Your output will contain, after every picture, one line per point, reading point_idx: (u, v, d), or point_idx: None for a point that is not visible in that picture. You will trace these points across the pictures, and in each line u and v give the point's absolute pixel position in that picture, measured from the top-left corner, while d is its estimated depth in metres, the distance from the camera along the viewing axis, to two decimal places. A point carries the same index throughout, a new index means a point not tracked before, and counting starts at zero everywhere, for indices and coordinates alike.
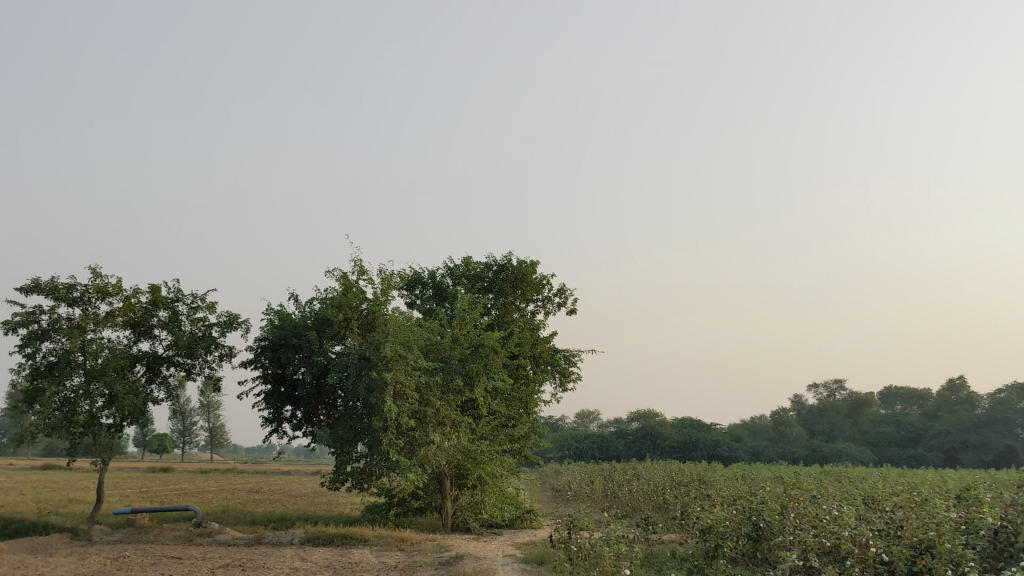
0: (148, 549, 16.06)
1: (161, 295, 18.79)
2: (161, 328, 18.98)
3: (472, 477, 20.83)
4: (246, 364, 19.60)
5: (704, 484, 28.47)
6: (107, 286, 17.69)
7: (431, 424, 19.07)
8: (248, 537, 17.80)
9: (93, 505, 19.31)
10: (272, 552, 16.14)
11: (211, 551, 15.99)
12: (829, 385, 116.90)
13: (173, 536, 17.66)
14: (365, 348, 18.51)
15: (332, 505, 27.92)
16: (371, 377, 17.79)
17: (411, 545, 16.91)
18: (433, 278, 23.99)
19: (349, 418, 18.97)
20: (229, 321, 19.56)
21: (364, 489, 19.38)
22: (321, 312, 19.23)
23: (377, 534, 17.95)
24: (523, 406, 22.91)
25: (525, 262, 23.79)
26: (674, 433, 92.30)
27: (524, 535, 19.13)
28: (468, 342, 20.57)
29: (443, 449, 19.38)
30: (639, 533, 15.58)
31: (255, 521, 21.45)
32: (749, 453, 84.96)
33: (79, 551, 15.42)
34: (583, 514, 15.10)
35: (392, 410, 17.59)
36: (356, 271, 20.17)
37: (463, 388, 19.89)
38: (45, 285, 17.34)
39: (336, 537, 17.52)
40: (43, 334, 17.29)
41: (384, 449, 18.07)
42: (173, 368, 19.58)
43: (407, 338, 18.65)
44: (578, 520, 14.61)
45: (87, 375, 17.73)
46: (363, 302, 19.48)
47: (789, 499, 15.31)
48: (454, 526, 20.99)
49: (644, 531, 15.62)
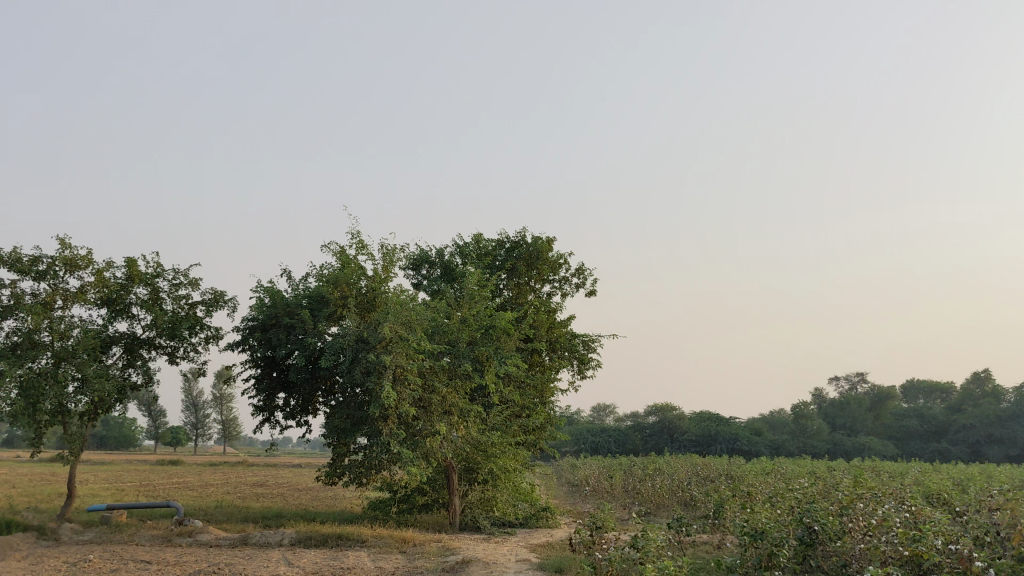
0: (118, 551, 14.31)
1: (138, 270, 17.05)
2: (139, 306, 17.23)
3: (483, 471, 18.98)
4: (234, 347, 17.85)
5: (733, 480, 26.57)
6: (76, 258, 15.90)
7: (436, 413, 17.23)
8: (233, 538, 16.03)
9: (65, 502, 17.62)
10: (257, 555, 14.36)
11: (187, 554, 14.24)
12: (850, 376, 114.56)
13: (151, 536, 15.93)
14: (362, 329, 16.80)
15: (336, 501, 26.26)
16: (368, 359, 15.98)
17: (414, 548, 15.10)
18: (442, 256, 22.21)
19: (346, 407, 17.20)
20: (215, 299, 17.80)
21: (364, 484, 17.57)
22: (315, 289, 17.43)
23: (377, 535, 16.14)
24: (538, 395, 21.11)
25: (540, 238, 21.91)
26: (693, 427, 90.35)
27: (538, 536, 17.29)
28: (477, 324, 18.77)
29: (450, 440, 17.54)
30: (670, 536, 13.67)
31: (246, 519, 19.71)
32: (768, 447, 82.97)
33: (37, 554, 13.67)
34: (608, 514, 13.21)
35: (391, 396, 15.74)
36: (354, 245, 18.36)
37: (472, 374, 18.06)
38: (7, 256, 15.58)
39: (331, 537, 15.73)
40: (5, 311, 15.51)
41: (384, 440, 16.25)
42: (154, 351, 17.88)
43: (409, 318, 16.88)
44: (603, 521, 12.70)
45: (55, 357, 15.97)
46: (361, 278, 17.70)
47: (845, 497, 13.39)
48: (464, 525, 19.13)
49: (677, 534, 13.70)
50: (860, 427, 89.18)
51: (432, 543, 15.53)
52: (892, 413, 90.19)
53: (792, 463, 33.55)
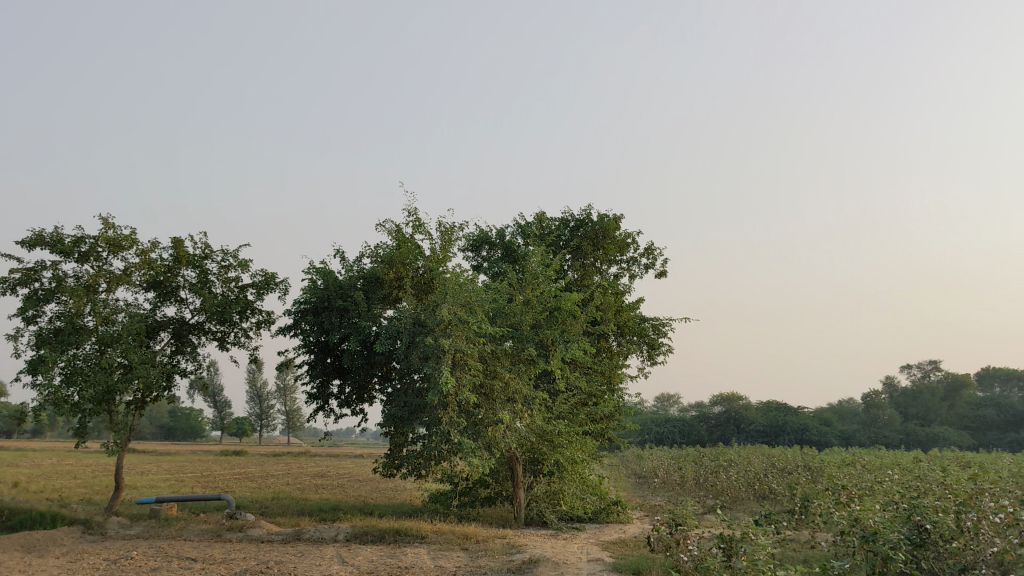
0: (165, 547, 13.49)
1: (185, 252, 16.25)
2: (187, 289, 16.44)
3: (548, 463, 17.82)
4: (286, 331, 16.97)
5: (813, 472, 25.01)
6: (120, 238, 15.12)
7: (499, 401, 16.12)
8: (286, 532, 15.13)
9: (114, 494, 16.95)
10: (309, 552, 13.41)
11: (236, 550, 13.35)
12: (923, 364, 111.06)
13: (199, 531, 15.10)
14: (419, 311, 15.83)
15: (396, 492, 25.37)
16: (426, 342, 14.96)
17: (477, 545, 14.04)
18: (503, 237, 21.25)
19: (403, 395, 16.22)
20: (266, 281, 16.95)
21: (424, 476, 16.59)
22: (370, 270, 16.50)
23: (437, 530, 15.10)
24: (605, 382, 19.97)
25: (607, 216, 20.64)
26: (759, 417, 88.26)
27: (610, 532, 16.11)
28: (542, 305, 17.58)
29: (514, 429, 16.43)
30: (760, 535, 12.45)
31: (302, 512, 18.88)
32: (838, 438, 80.64)
33: (78, 551, 12.89)
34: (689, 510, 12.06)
35: (450, 382, 14.68)
36: (411, 224, 17.36)
37: (537, 360, 16.94)
38: (48, 237, 14.89)
39: (388, 533, 14.73)
40: (46, 295, 14.80)
41: (444, 429, 15.20)
42: (204, 336, 17.09)
43: (469, 299, 15.82)
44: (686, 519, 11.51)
45: (99, 343, 15.23)
46: (419, 258, 16.69)
47: (957, 492, 12.00)
48: (529, 519, 17.99)
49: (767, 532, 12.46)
50: (934, 416, 86.11)
51: (497, 540, 14.43)
52: (968, 402, 86.92)
53: (873, 454, 31.72)
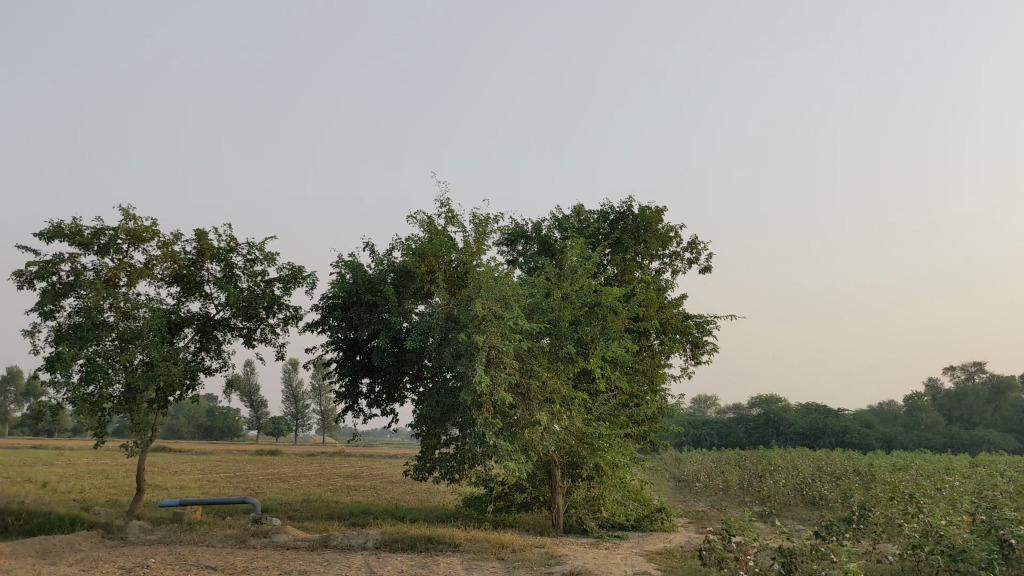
0: (185, 554, 12.80)
1: (209, 245, 15.60)
2: (212, 284, 15.78)
3: (587, 467, 16.88)
4: (313, 327, 16.25)
5: (863, 478, 23.89)
6: (140, 230, 14.48)
7: (536, 401, 15.27)
8: (313, 538, 14.39)
9: (135, 497, 16.38)
10: (336, 561, 12.64)
11: (259, 559, 12.62)
12: (967, 366, 108.72)
13: (223, 537, 14.38)
14: (452, 307, 15.04)
15: (429, 496, 24.63)
16: (459, 338, 14.18)
17: (513, 555, 13.21)
18: (539, 230, 20.49)
19: (435, 394, 15.44)
20: (293, 275, 16.25)
21: (457, 480, 15.80)
22: (400, 264, 15.74)
23: (471, 538, 14.28)
24: (647, 382, 19.11)
25: (649, 208, 19.73)
26: (799, 419, 86.68)
27: (655, 541, 15.22)
28: (582, 300, 16.68)
29: (552, 430, 15.57)
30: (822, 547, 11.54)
31: (332, 516, 18.16)
32: (880, 441, 78.98)
33: (93, 557, 12.23)
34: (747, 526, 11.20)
35: (485, 381, 13.87)
36: (444, 215, 16.58)
37: (576, 358, 16.07)
38: (67, 229, 14.31)
39: (420, 540, 13.91)
40: (64, 289, 14.20)
41: (479, 430, 14.42)
42: (230, 333, 16.43)
43: (505, 293, 15.02)
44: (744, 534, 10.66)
45: (119, 339, 14.60)
46: (453, 251, 15.91)
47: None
48: (569, 526, 17.07)
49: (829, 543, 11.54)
50: (980, 420, 84.00)
51: (535, 550, 13.58)
52: (1015, 404, 84.71)
53: (924, 459, 30.46)
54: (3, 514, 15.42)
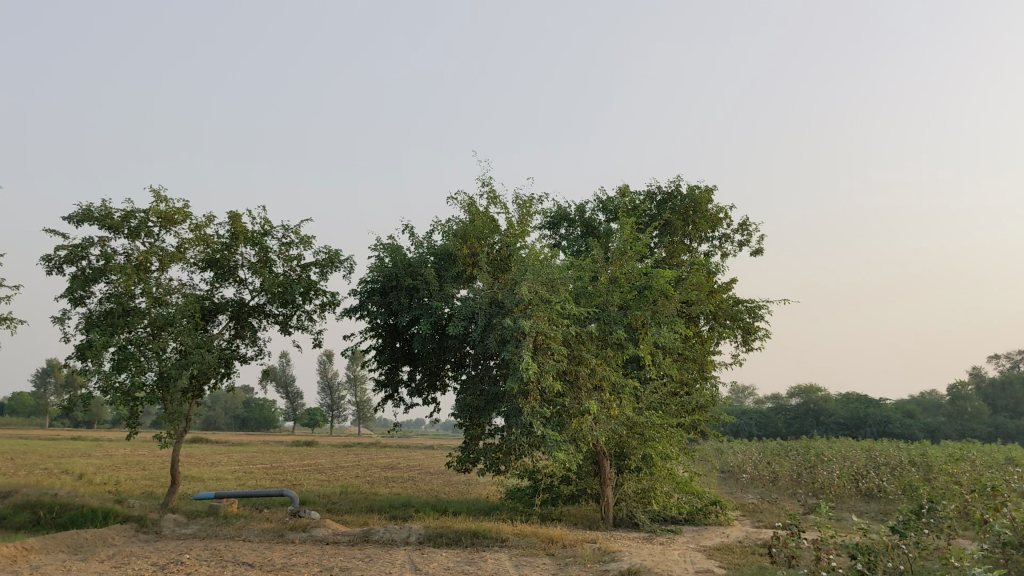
0: (221, 549, 12.21)
1: (242, 228, 15.03)
2: (246, 269, 15.21)
3: (636, 458, 16.12)
4: (351, 313, 15.63)
5: (921, 470, 22.89)
6: (171, 212, 13.93)
7: (585, 389, 14.57)
8: (354, 532, 13.78)
9: (170, 489, 15.89)
10: (378, 557, 12.00)
11: (298, 554, 12.01)
12: (1012, 354, 106.45)
13: (260, 531, 13.80)
14: (496, 291, 14.34)
15: (469, 488, 23.99)
16: (505, 323, 13.47)
17: (565, 551, 12.50)
18: (582, 213, 19.73)
19: (479, 382, 14.78)
20: (330, 259, 15.64)
21: (502, 472, 15.14)
22: (441, 246, 15.06)
23: (518, 533, 13.60)
24: (696, 370, 18.33)
25: (698, 188, 18.87)
26: (840, 409, 85.21)
27: (711, 536, 14.45)
28: (631, 283, 15.84)
29: (601, 420, 14.83)
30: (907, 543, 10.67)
31: (372, 509, 17.57)
32: (924, 431, 77.37)
33: (125, 553, 11.67)
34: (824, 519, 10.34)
35: (532, 368, 13.18)
36: (486, 196, 15.89)
37: (626, 344, 15.27)
38: (97, 212, 13.82)
39: (465, 535, 13.26)
40: (94, 274, 13.71)
41: (526, 420, 13.75)
42: (266, 320, 15.86)
43: (551, 276, 14.27)
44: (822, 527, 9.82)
45: (152, 326, 14.08)
46: (495, 233, 15.20)
47: None
48: (619, 520, 16.34)
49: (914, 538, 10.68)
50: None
51: (586, 546, 12.87)
52: None
53: (980, 449, 29.32)
54: (36, 507, 14.99)
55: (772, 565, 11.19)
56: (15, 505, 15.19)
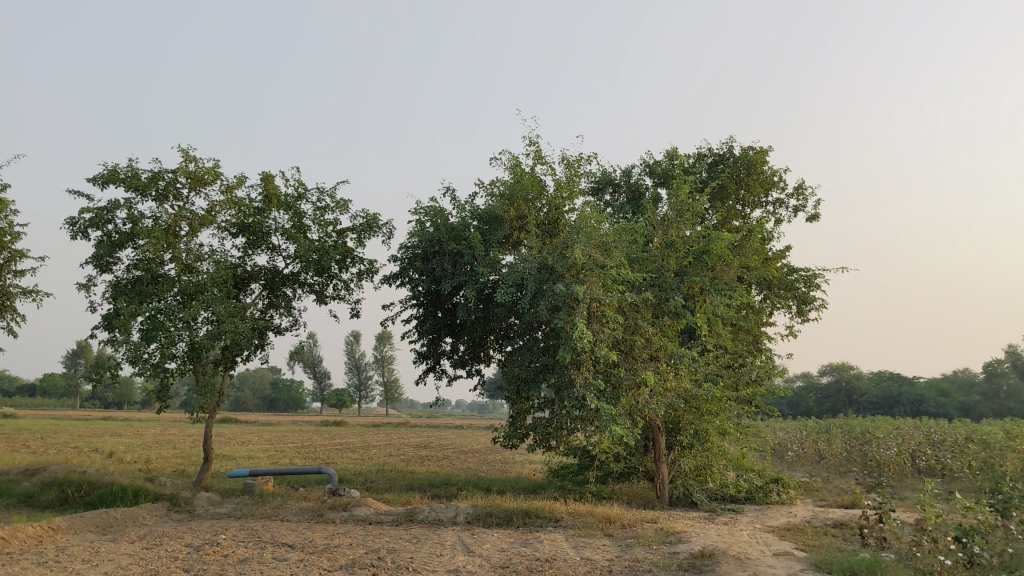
0: (259, 530, 11.42)
1: (275, 190, 14.22)
2: (279, 235, 14.41)
3: (692, 433, 15.23)
4: (391, 281, 14.82)
5: (980, 447, 21.83)
6: (201, 172, 13.14)
7: (640, 359, 13.71)
8: (398, 512, 12.97)
9: (203, 467, 15.19)
10: (426, 538, 11.18)
11: (341, 535, 11.21)
12: None
13: (298, 511, 13.04)
14: (545, 255, 13.47)
15: (507, 466, 23.21)
16: (557, 289, 12.58)
17: (624, 532, 11.62)
18: (627, 177, 18.77)
19: (526, 352, 13.93)
20: (368, 224, 14.82)
21: (552, 448, 14.32)
22: (486, 209, 14.23)
23: (573, 512, 12.76)
24: (751, 341, 17.41)
25: (752, 149, 17.86)
26: (873, 388, 83.84)
27: (776, 516, 13.54)
28: (687, 248, 14.88)
29: (658, 393, 13.95)
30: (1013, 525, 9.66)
31: (412, 487, 16.80)
32: (960, 410, 75.95)
33: (157, 534, 10.91)
34: (922, 499, 9.37)
35: (586, 337, 12.29)
36: (531, 155, 15.00)
37: (683, 312, 14.35)
38: (123, 174, 13.07)
39: (516, 515, 12.43)
40: (121, 239, 12.95)
41: (578, 393, 12.89)
42: (301, 289, 15.08)
43: (605, 240, 13.37)
44: (926, 508, 8.84)
45: (182, 294, 13.34)
46: (542, 194, 14.29)
47: None
48: (674, 499, 15.45)
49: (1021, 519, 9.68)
50: None
51: (647, 526, 12.00)
52: None
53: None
54: (64, 485, 14.31)
55: (860, 548, 10.26)
56: (42, 483, 14.53)
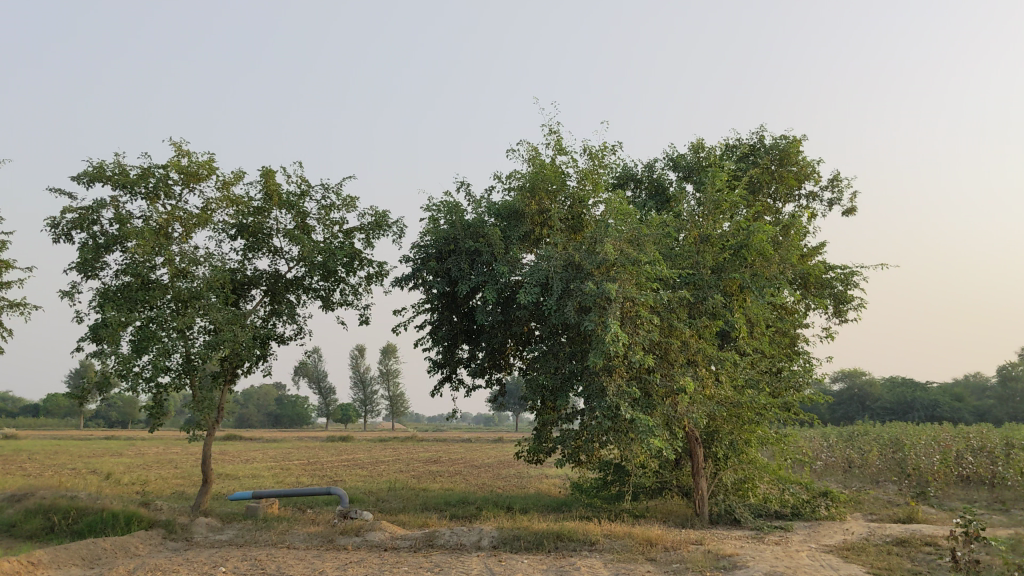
0: (264, 560, 10.26)
1: (277, 187, 13.12)
2: (281, 236, 13.31)
3: (732, 444, 14.07)
4: (403, 284, 13.69)
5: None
6: (194, 167, 12.04)
7: (677, 365, 12.57)
8: (417, 535, 11.80)
9: (201, 489, 14.04)
10: (449, 566, 10.02)
11: (355, 565, 10.05)
12: None
13: (306, 537, 11.87)
14: (571, 252, 12.35)
15: (524, 482, 22.06)
16: (587, 288, 11.41)
17: (669, 556, 10.45)
18: (649, 171, 17.66)
19: (551, 358, 12.78)
20: (377, 224, 13.72)
21: (581, 462, 13.16)
22: (505, 204, 13.12)
23: (608, 534, 11.59)
24: (788, 343, 16.30)
25: (785, 138, 16.79)
26: (887, 393, 82.56)
27: (829, 534, 12.37)
28: (724, 243, 13.73)
29: (697, 400, 12.78)
30: None
31: (427, 507, 15.64)
32: (976, 414, 74.64)
33: (150, 567, 9.77)
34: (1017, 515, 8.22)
35: (621, 340, 11.14)
36: (552, 146, 13.89)
37: (722, 312, 13.23)
38: (109, 170, 11.98)
39: (547, 538, 11.27)
40: (108, 242, 11.85)
41: (611, 403, 11.73)
42: (306, 295, 13.96)
43: (638, 234, 12.24)
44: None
45: (176, 300, 12.23)
46: (565, 187, 13.16)
47: None
48: (714, 517, 14.27)
49: None
50: None
51: (693, 549, 10.83)
52: None
53: None
54: (50, 512, 13.14)
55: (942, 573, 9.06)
56: (26, 510, 13.35)
